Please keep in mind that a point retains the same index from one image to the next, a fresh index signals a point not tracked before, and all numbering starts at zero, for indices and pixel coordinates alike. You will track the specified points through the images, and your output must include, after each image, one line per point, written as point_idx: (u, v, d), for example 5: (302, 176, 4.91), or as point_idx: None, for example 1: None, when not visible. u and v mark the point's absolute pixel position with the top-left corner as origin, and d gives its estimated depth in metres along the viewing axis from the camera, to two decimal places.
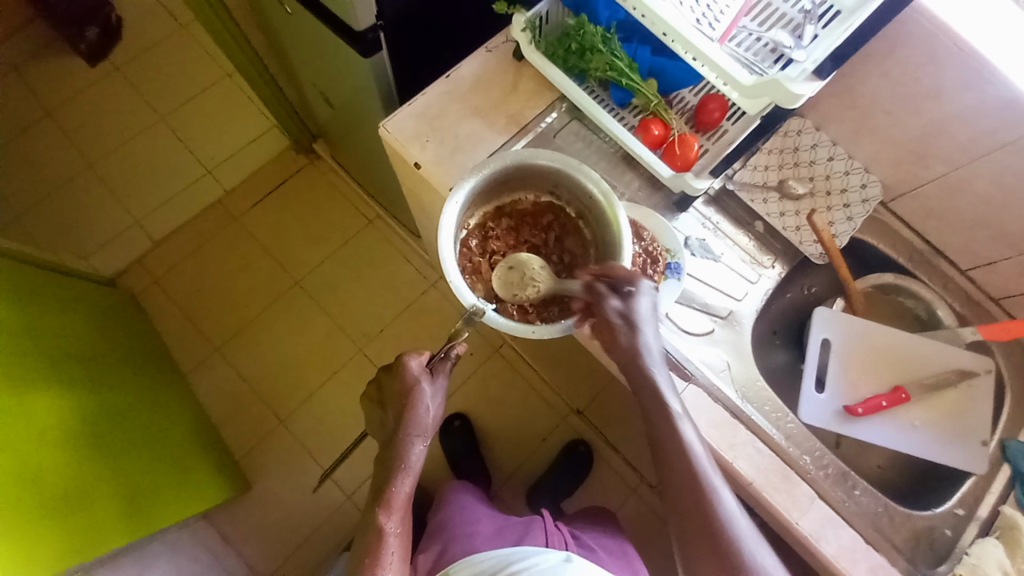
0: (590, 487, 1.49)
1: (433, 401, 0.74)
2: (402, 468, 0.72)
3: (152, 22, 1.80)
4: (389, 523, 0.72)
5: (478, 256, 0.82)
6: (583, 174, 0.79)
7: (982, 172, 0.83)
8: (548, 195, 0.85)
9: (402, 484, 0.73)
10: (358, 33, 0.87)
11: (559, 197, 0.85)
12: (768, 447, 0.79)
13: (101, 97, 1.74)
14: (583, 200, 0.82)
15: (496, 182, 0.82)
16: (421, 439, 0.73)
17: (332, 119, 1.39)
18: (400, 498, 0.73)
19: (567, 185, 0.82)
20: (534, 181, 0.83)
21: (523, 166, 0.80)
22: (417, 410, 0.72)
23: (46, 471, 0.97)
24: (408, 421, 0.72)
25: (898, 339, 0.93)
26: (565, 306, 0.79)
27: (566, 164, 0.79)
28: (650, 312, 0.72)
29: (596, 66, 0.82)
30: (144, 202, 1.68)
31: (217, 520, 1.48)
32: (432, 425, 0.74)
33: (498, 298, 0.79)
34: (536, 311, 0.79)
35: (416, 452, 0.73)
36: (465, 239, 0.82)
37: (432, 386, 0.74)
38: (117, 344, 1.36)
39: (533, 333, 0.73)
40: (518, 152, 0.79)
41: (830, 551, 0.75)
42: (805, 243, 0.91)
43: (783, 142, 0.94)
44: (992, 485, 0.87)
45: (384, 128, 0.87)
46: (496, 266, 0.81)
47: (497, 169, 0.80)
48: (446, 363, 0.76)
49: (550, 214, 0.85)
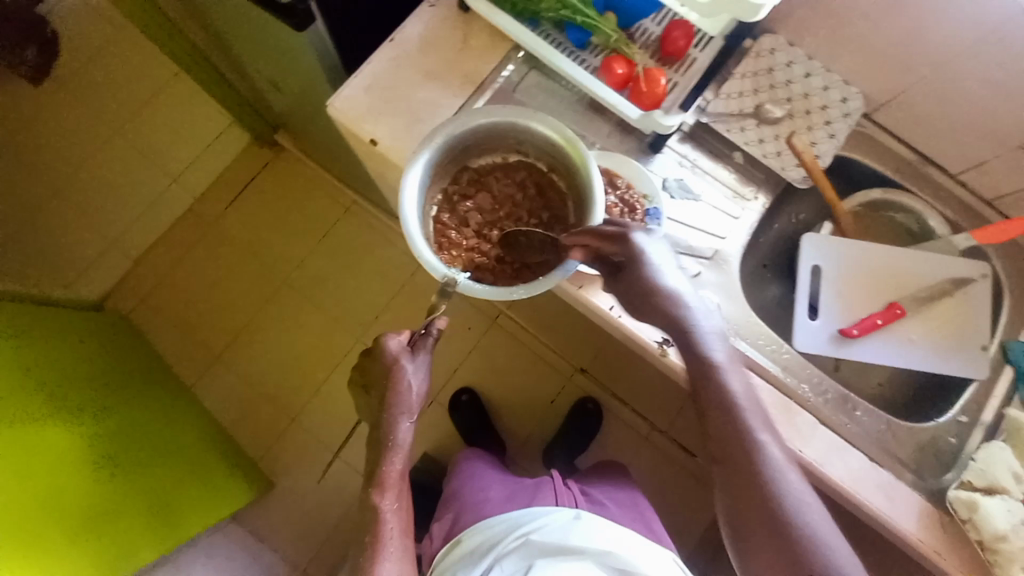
0: (602, 441, 1.52)
1: (416, 377, 0.74)
2: (390, 447, 0.73)
3: (83, 25, 1.67)
4: (385, 501, 0.74)
5: (452, 229, 0.80)
6: (540, 124, 0.76)
7: (967, 68, 0.78)
8: (515, 153, 0.82)
9: (392, 462, 0.74)
10: (287, 6, 0.81)
11: (527, 154, 0.82)
12: (765, 380, 0.80)
13: (44, 116, 1.64)
14: (549, 152, 0.79)
15: (457, 149, 0.79)
16: (406, 417, 0.73)
17: (288, 107, 1.32)
18: (391, 476, 0.74)
19: (530, 139, 0.79)
20: (498, 141, 0.80)
21: (478, 128, 0.77)
22: (399, 389, 0.72)
23: (67, 496, 1.00)
24: (391, 401, 0.73)
25: (891, 255, 0.90)
26: (546, 262, 0.77)
27: (520, 116, 0.76)
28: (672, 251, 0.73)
29: (548, 6, 0.78)
30: (115, 220, 1.63)
31: (247, 519, 1.52)
32: (415, 403, 0.74)
33: (477, 268, 0.77)
34: (517, 273, 0.77)
35: (404, 429, 0.74)
36: (436, 214, 0.81)
37: (413, 363, 0.74)
38: (118, 365, 1.36)
39: (513, 295, 0.71)
40: (470, 113, 0.76)
41: (837, 475, 0.76)
42: (788, 168, 0.87)
43: (757, 64, 0.88)
44: (995, 390, 0.87)
45: (332, 107, 0.82)
46: (471, 236, 0.79)
47: (451, 135, 0.76)
48: (427, 339, 0.76)
49: (522, 172, 0.82)
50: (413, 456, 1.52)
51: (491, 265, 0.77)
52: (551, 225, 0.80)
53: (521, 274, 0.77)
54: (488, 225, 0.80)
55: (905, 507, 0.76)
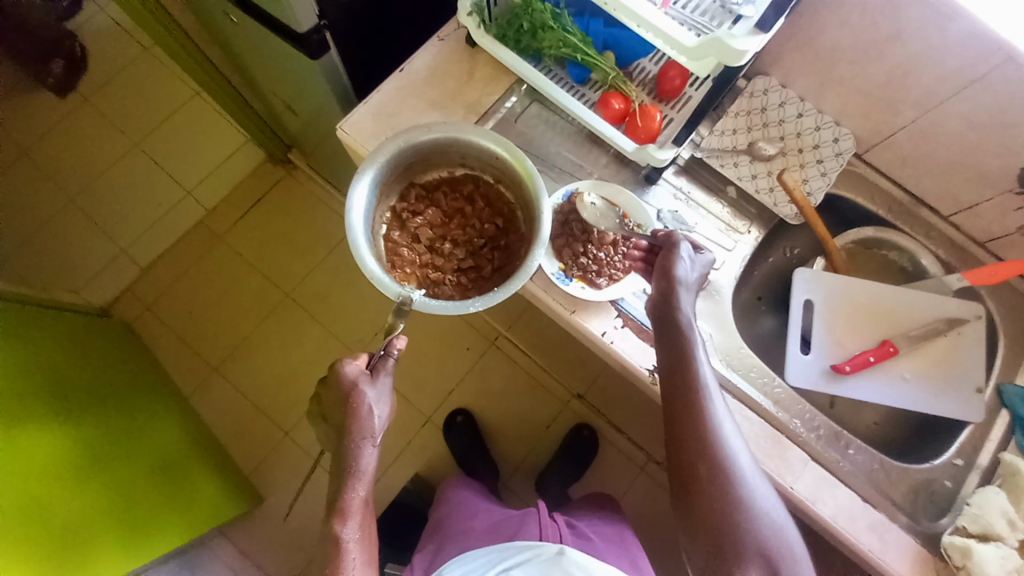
0: (597, 470, 1.49)
1: (377, 403, 0.74)
2: (354, 473, 0.74)
3: (113, 44, 1.75)
4: (346, 530, 0.73)
5: (405, 246, 0.81)
6: (483, 140, 0.77)
7: (953, 117, 0.80)
8: (460, 167, 0.84)
9: (356, 490, 0.74)
10: (302, 35, 0.86)
11: (473, 167, 0.83)
12: (757, 414, 0.79)
13: (70, 128, 1.71)
14: (494, 164, 0.81)
15: (401, 168, 0.81)
16: (370, 442, 0.74)
17: (301, 128, 1.37)
18: (355, 504, 0.74)
19: (474, 153, 0.80)
20: (442, 157, 0.82)
21: (421, 145, 0.78)
22: (360, 414, 0.73)
23: (52, 502, 0.99)
24: (352, 427, 0.73)
25: (883, 293, 0.91)
26: (502, 271, 0.80)
27: (462, 133, 0.77)
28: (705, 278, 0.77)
29: (549, 44, 0.80)
30: (127, 231, 1.67)
31: (234, 535, 1.50)
32: (378, 428, 0.74)
33: (433, 284, 0.80)
34: (473, 284, 0.80)
35: (367, 456, 0.74)
36: (386, 232, 0.82)
37: (374, 388, 0.74)
38: (118, 371, 1.38)
39: (468, 307, 0.71)
40: (409, 131, 0.77)
41: (828, 512, 0.75)
42: (780, 204, 0.89)
43: (750, 103, 0.91)
44: (991, 431, 0.85)
45: (341, 130, 0.85)
46: (424, 253, 0.81)
47: (395, 153, 0.78)
48: (386, 360, 0.75)
49: (469, 183, 0.84)
50: (404, 478, 1.50)
51: (446, 280, 0.80)
52: (503, 236, 0.82)
53: (475, 285, 0.80)
54: (441, 240, 0.82)
55: (898, 551, 0.75)
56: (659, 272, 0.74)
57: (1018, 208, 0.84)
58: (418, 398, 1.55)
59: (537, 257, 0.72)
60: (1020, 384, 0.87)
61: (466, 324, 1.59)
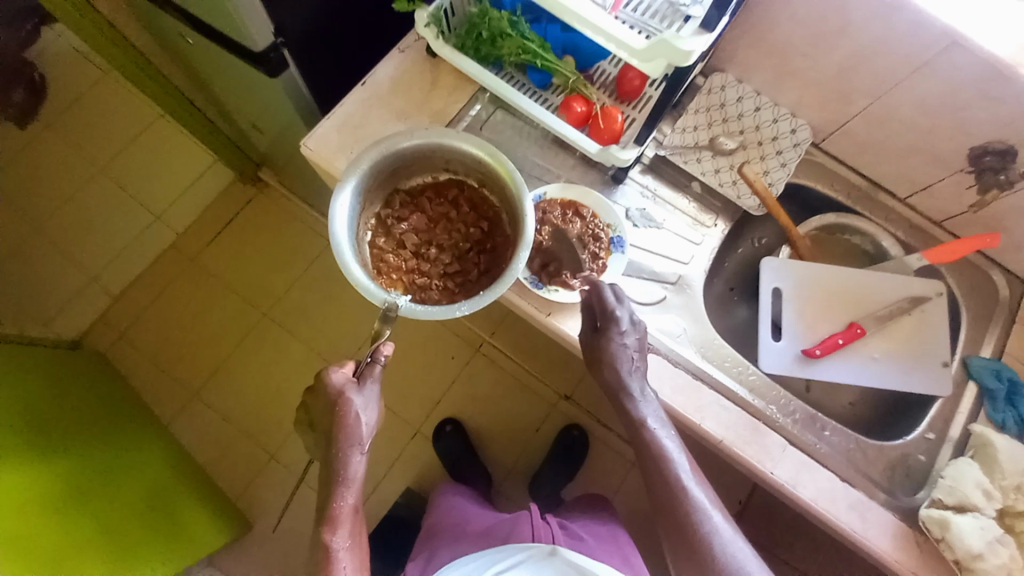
0: (588, 470, 1.49)
1: (366, 410, 0.73)
2: (343, 481, 0.72)
3: (71, 69, 1.70)
4: (336, 538, 0.71)
5: (390, 252, 0.81)
6: (466, 143, 0.77)
7: (900, 103, 0.83)
8: (444, 172, 0.84)
9: (345, 498, 0.72)
10: (260, 54, 0.85)
11: (456, 172, 0.84)
12: (734, 402, 0.81)
13: (30, 159, 1.66)
14: (477, 168, 0.81)
15: (385, 174, 0.80)
16: (358, 449, 0.73)
17: (269, 145, 1.35)
18: (344, 512, 0.72)
19: (457, 158, 0.80)
20: (426, 162, 0.82)
21: (405, 152, 0.78)
22: (348, 421, 0.72)
23: (31, 541, 0.94)
24: (340, 435, 0.72)
25: (847, 276, 0.93)
26: (488, 275, 0.80)
27: (445, 137, 0.77)
28: (628, 350, 0.73)
29: (509, 51, 0.81)
30: (96, 259, 1.63)
31: (221, 562, 1.46)
32: (366, 435, 0.73)
33: (419, 289, 0.79)
34: (460, 288, 0.80)
35: (356, 463, 0.73)
36: (371, 239, 0.82)
37: (362, 396, 0.73)
38: (94, 403, 1.34)
39: (454, 311, 0.70)
40: (392, 137, 0.77)
41: (808, 495, 0.76)
42: (744, 197, 0.91)
43: (709, 100, 0.93)
44: (960, 404, 0.88)
45: (306, 147, 0.85)
46: (409, 259, 0.81)
47: (378, 160, 0.77)
48: (373, 367, 0.74)
49: (453, 189, 0.84)
50: (395, 491, 1.48)
51: (433, 285, 0.79)
52: (488, 238, 0.82)
53: (462, 290, 0.80)
54: (426, 245, 0.82)
55: (878, 526, 0.77)
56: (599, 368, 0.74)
57: (969, 187, 0.87)
58: (405, 410, 1.53)
59: (522, 260, 0.72)
60: (984, 357, 0.90)
61: (450, 332, 1.58)
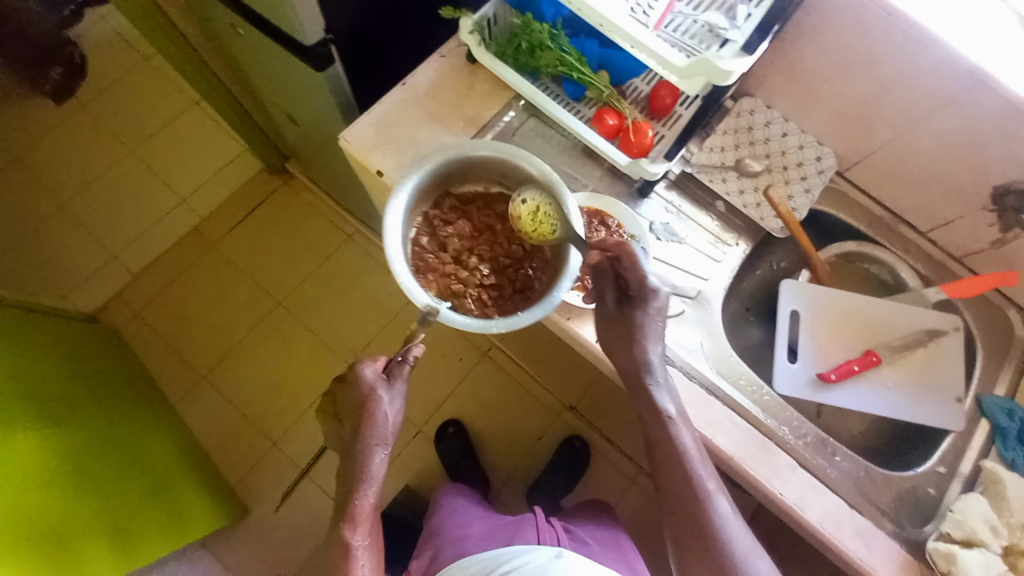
0: (588, 482, 1.49)
1: (392, 406, 0.74)
2: (364, 479, 0.73)
3: (113, 55, 1.77)
4: (355, 537, 0.72)
5: (431, 253, 0.82)
6: (527, 161, 0.80)
7: (925, 137, 0.85)
8: (497, 185, 0.86)
9: (365, 496, 0.73)
10: (308, 48, 0.88)
11: (509, 186, 0.86)
12: (746, 420, 0.81)
13: (66, 137, 1.72)
14: (532, 186, 0.83)
15: (442, 176, 0.83)
16: (382, 447, 0.73)
17: (299, 137, 1.38)
18: (364, 511, 0.73)
19: (514, 173, 0.83)
20: (483, 172, 0.85)
21: (467, 158, 0.81)
22: (375, 418, 0.72)
23: (35, 510, 0.95)
24: (366, 432, 0.72)
25: (866, 305, 0.94)
26: (525, 295, 0.81)
27: (509, 152, 0.80)
28: (657, 319, 0.78)
29: (547, 62, 0.84)
30: (120, 237, 1.67)
31: (216, 547, 1.46)
32: (391, 433, 0.74)
33: (454, 296, 0.79)
34: (495, 304, 0.80)
35: (378, 461, 0.73)
36: (414, 237, 0.82)
37: (389, 393, 0.74)
38: (103, 378, 1.36)
39: (491, 327, 0.72)
40: (460, 143, 0.80)
41: (815, 518, 0.76)
42: (766, 219, 0.93)
43: (737, 122, 0.95)
44: (971, 440, 0.88)
45: (343, 140, 0.88)
46: (448, 263, 0.81)
47: (440, 162, 0.81)
48: (403, 366, 0.75)
49: (502, 202, 0.86)
50: (394, 489, 1.49)
51: (468, 294, 0.79)
52: (529, 257, 0.82)
53: (496, 305, 0.80)
54: (466, 252, 0.82)
55: (883, 554, 0.76)
56: (606, 330, 0.79)
57: (990, 224, 0.88)
58: (410, 408, 1.54)
59: (562, 290, 0.74)
60: (997, 395, 0.90)
61: (459, 334, 1.59)
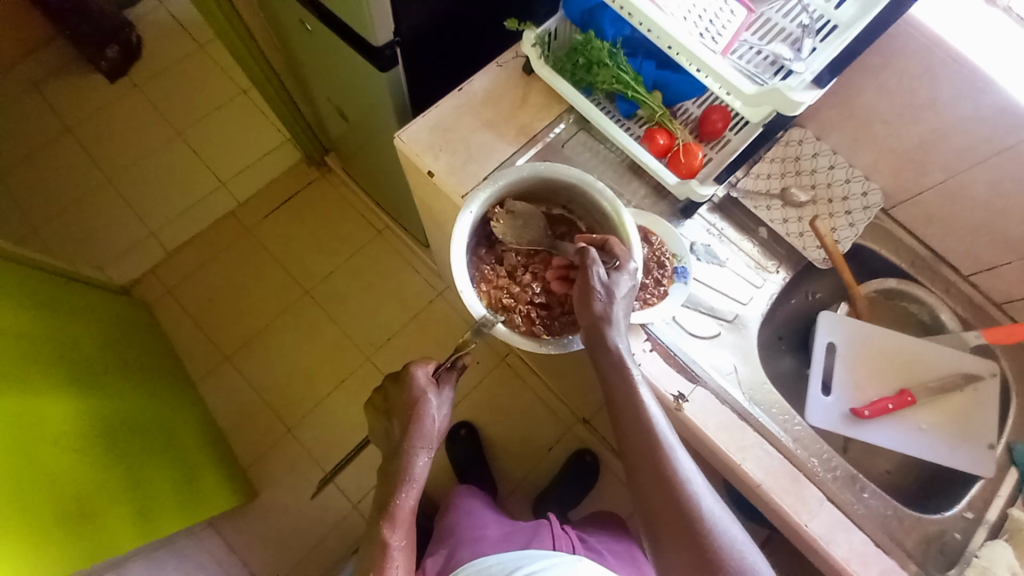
0: (597, 496, 1.49)
1: (439, 412, 0.76)
2: (405, 481, 0.73)
3: (170, 40, 1.84)
4: (393, 537, 0.73)
5: (488, 265, 0.85)
6: (596, 192, 0.81)
7: (977, 182, 0.85)
8: (560, 208, 0.88)
9: (406, 498, 0.74)
10: (376, 49, 0.91)
11: (572, 212, 0.88)
12: (777, 449, 0.80)
13: (118, 114, 1.78)
14: (595, 215, 0.85)
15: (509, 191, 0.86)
16: (425, 451, 0.74)
17: (345, 132, 1.42)
18: (404, 511, 0.74)
19: (580, 200, 0.85)
20: (550, 193, 0.87)
21: (538, 178, 0.84)
22: (422, 421, 0.74)
23: (67, 473, 0.98)
24: (413, 434, 0.74)
25: (904, 343, 0.94)
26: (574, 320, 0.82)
27: (581, 180, 0.82)
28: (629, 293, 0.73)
29: (603, 79, 0.85)
30: (159, 214, 1.71)
31: (223, 528, 1.48)
32: (436, 437, 0.75)
33: (504, 309, 0.81)
34: (544, 324, 0.81)
35: (420, 465, 0.74)
36: (474, 247, 0.85)
37: (438, 397, 0.76)
38: (133, 351, 1.39)
39: (543, 348, 0.77)
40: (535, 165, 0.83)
41: (840, 554, 0.76)
42: (809, 249, 0.93)
43: (785, 151, 0.97)
44: (1000, 488, 0.87)
45: (398, 139, 0.90)
46: (503, 277, 0.84)
47: (513, 180, 0.84)
48: (452, 373, 0.78)
49: (562, 225, 0.88)
50: None
51: (518, 310, 0.81)
52: None
53: (543, 324, 0.81)
54: (521, 269, 0.84)
55: None
56: (580, 300, 0.71)
57: None
58: None
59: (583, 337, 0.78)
60: None
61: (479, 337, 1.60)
